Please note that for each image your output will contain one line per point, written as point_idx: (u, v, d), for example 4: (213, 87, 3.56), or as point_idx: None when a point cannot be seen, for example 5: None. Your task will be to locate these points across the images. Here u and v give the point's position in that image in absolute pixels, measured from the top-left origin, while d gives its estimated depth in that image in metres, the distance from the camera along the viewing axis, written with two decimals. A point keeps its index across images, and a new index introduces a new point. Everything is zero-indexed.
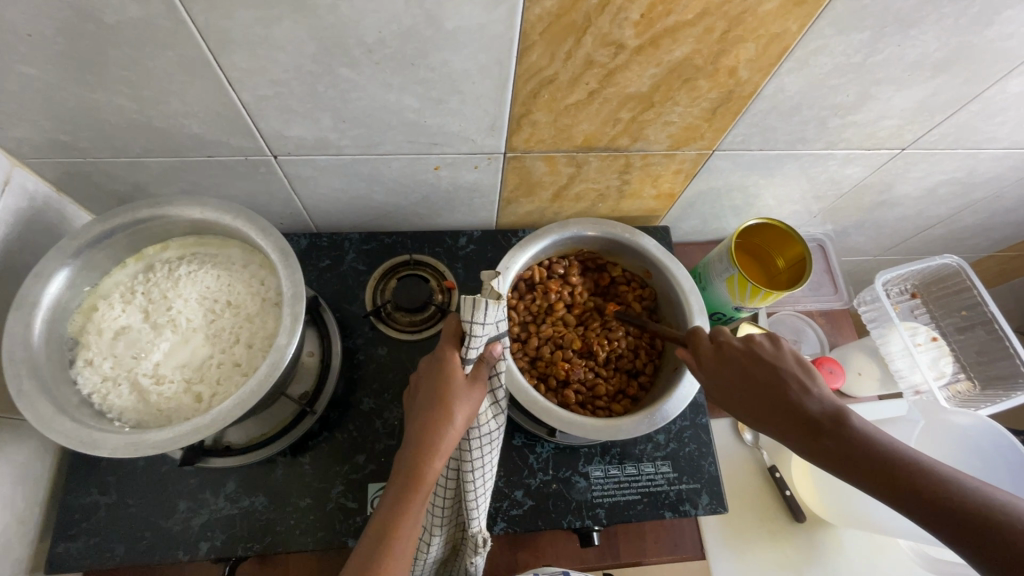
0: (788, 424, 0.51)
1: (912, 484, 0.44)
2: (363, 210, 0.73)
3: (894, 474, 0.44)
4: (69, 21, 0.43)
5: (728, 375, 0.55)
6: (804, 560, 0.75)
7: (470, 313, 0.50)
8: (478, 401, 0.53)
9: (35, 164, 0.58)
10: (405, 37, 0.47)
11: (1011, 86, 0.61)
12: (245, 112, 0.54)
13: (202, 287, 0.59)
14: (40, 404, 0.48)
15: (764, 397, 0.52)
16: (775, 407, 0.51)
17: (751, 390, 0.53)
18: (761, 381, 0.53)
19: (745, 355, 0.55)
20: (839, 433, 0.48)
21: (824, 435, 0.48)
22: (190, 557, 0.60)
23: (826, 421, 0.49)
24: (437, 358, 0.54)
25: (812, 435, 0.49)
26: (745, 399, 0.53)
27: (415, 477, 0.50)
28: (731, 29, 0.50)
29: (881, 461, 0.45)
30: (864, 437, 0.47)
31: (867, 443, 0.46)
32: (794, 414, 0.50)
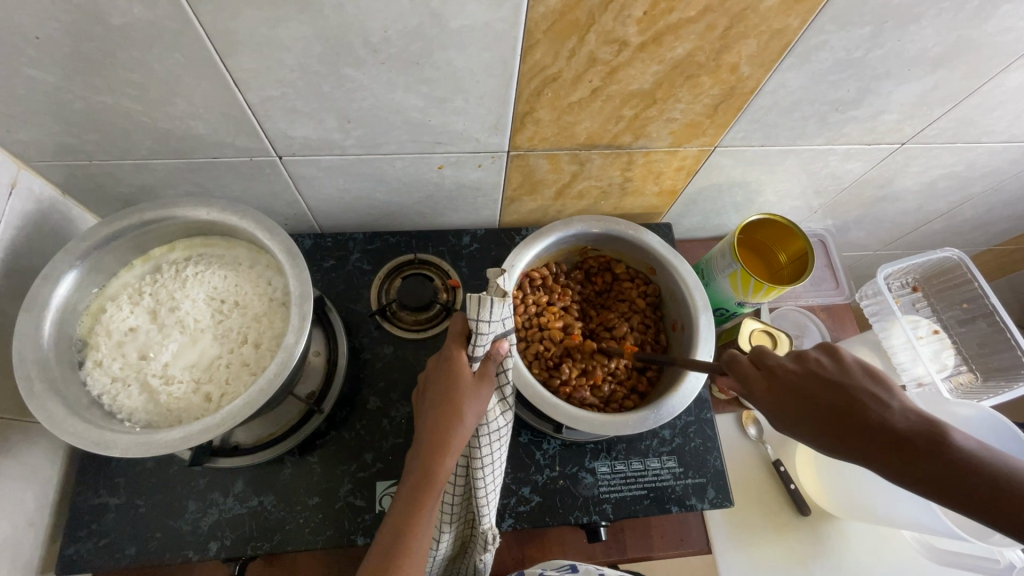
0: (874, 448, 0.43)
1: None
2: (367, 210, 0.74)
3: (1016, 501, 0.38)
4: (77, 24, 0.43)
5: (792, 400, 0.48)
6: (809, 553, 0.76)
7: (476, 312, 0.51)
8: (487, 398, 0.54)
9: (41, 167, 0.58)
10: (411, 36, 0.47)
11: (1009, 80, 0.61)
12: (251, 113, 0.54)
13: (209, 288, 0.60)
14: (51, 405, 0.48)
15: (838, 420, 0.45)
16: (856, 430, 0.44)
17: (822, 414, 0.46)
18: (834, 404, 0.46)
19: (806, 376, 0.48)
20: (938, 455, 0.41)
21: (920, 459, 0.41)
22: (200, 557, 0.60)
23: (921, 442, 0.42)
24: (446, 356, 0.55)
25: (907, 462, 0.42)
26: (817, 425, 0.46)
27: (427, 474, 0.50)
28: (733, 26, 0.50)
29: (995, 486, 0.39)
30: (967, 457, 0.40)
31: (974, 462, 0.40)
32: (878, 437, 0.43)
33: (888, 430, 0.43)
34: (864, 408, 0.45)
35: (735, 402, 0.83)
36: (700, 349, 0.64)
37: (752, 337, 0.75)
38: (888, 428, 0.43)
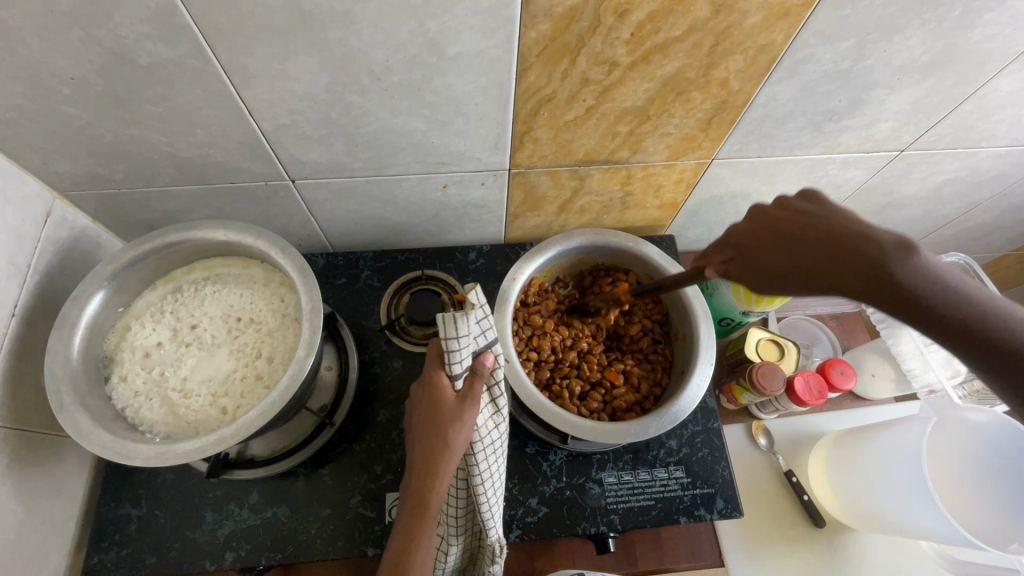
0: (833, 274, 0.45)
1: (879, 271, 0.43)
2: (377, 229, 0.77)
3: (874, 268, 0.43)
4: (108, 64, 0.47)
5: (785, 248, 0.48)
6: (826, 566, 0.74)
7: (450, 329, 0.50)
8: (474, 417, 0.53)
9: (74, 196, 0.62)
10: (411, 65, 0.50)
11: (1003, 85, 0.62)
12: (266, 140, 0.57)
13: (226, 305, 0.63)
14: (79, 418, 0.51)
15: (819, 258, 0.46)
16: (893, 279, 0.43)
17: (829, 259, 0.45)
18: (824, 237, 0.46)
19: (778, 228, 0.49)
20: (883, 258, 0.43)
21: (905, 287, 0.42)
22: (216, 567, 0.62)
23: (853, 250, 0.44)
24: (426, 379, 0.55)
25: (846, 271, 0.44)
26: (842, 279, 0.45)
27: (421, 499, 0.52)
28: (719, 43, 0.52)
29: (871, 265, 0.44)
30: (925, 276, 0.42)
31: (900, 269, 0.43)
32: (821, 254, 0.46)
33: (869, 265, 0.43)
34: (861, 248, 0.44)
35: (743, 412, 0.84)
36: (699, 357, 0.65)
37: (758, 345, 0.78)
38: (895, 278, 0.43)
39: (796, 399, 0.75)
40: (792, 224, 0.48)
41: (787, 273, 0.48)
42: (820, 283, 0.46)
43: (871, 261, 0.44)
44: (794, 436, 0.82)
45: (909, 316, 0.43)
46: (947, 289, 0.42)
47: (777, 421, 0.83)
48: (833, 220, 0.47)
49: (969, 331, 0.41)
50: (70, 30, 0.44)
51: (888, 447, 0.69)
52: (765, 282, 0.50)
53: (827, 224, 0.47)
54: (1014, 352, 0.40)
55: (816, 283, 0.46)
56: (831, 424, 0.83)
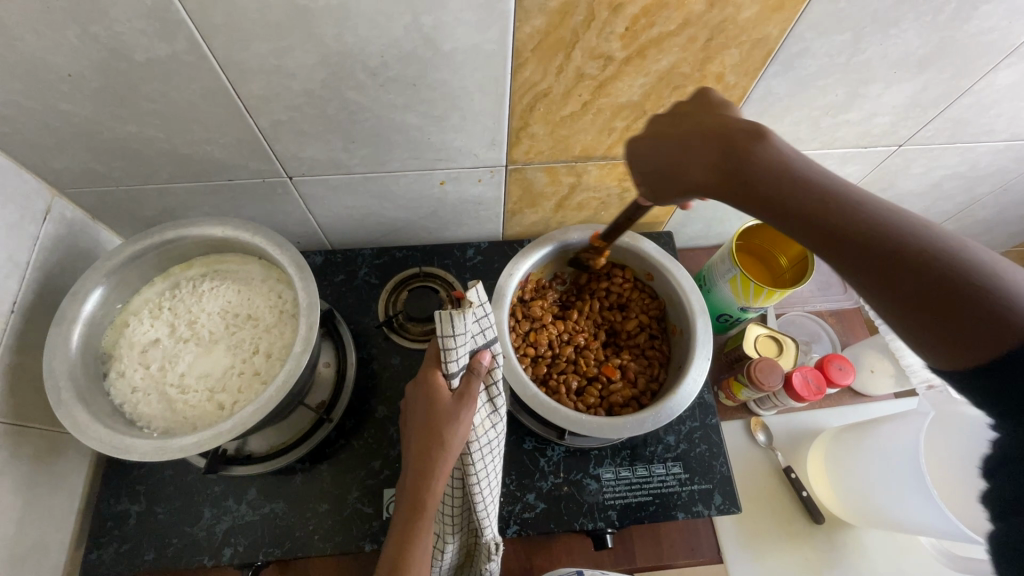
0: (699, 172, 0.43)
1: (744, 167, 0.40)
2: (375, 226, 0.77)
3: (733, 165, 0.41)
4: (105, 60, 0.47)
5: (664, 143, 0.46)
6: (825, 562, 0.74)
7: (445, 327, 0.50)
8: (470, 416, 0.53)
9: (73, 194, 0.63)
10: (406, 60, 0.50)
11: (1001, 78, 0.61)
12: (263, 136, 0.58)
13: (224, 301, 0.63)
14: (77, 412, 0.52)
15: (691, 151, 0.43)
16: (749, 171, 0.40)
17: (697, 155, 0.43)
18: (699, 133, 0.44)
19: (663, 127, 0.47)
20: (745, 150, 0.41)
21: (770, 184, 0.39)
22: (215, 563, 0.62)
23: (717, 145, 0.42)
24: (422, 378, 0.55)
25: (716, 167, 0.42)
26: (707, 178, 0.42)
27: (417, 499, 0.52)
28: (714, 37, 0.52)
29: (733, 161, 0.41)
30: (782, 164, 0.40)
31: (762, 161, 0.40)
32: (691, 151, 0.43)
33: (738, 162, 0.41)
34: (730, 141, 0.42)
35: (742, 408, 0.83)
36: (698, 352, 0.64)
37: (757, 341, 0.79)
38: (765, 179, 0.40)
39: (795, 395, 0.75)
40: (676, 123, 0.46)
41: (668, 184, 0.45)
42: (699, 189, 0.43)
43: (731, 154, 0.41)
44: (793, 432, 0.82)
45: (787, 221, 0.39)
46: (824, 188, 0.38)
47: (776, 417, 0.83)
48: (720, 119, 0.44)
49: (845, 238, 0.36)
50: (67, 26, 0.44)
51: (884, 441, 0.69)
52: (654, 193, 0.47)
53: (715, 121, 0.44)
54: (900, 260, 0.35)
55: (696, 190, 0.44)
56: (830, 421, 0.83)
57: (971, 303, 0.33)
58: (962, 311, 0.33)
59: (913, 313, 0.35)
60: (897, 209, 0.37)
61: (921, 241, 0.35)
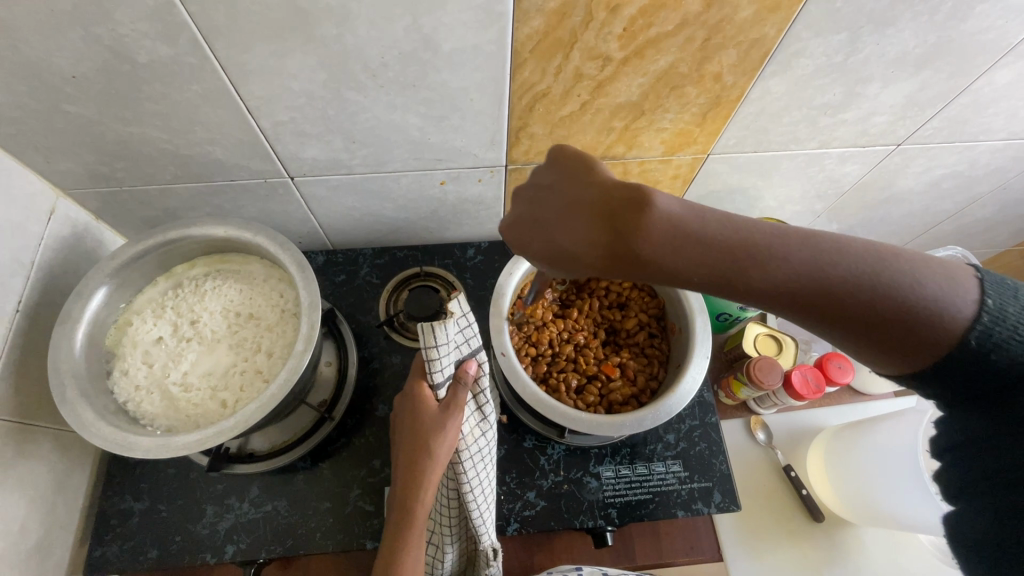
0: (623, 267, 0.38)
1: (671, 260, 0.37)
2: (376, 226, 0.78)
3: (656, 257, 0.37)
4: (108, 62, 0.48)
5: (566, 230, 0.40)
6: (825, 561, 0.74)
7: (428, 338, 0.50)
8: (456, 427, 0.53)
9: (77, 194, 0.63)
10: (406, 61, 0.51)
11: (998, 77, 0.62)
12: (264, 137, 0.58)
13: (226, 301, 0.63)
14: (81, 410, 0.52)
15: (603, 250, 0.38)
16: (673, 260, 0.37)
17: (609, 253, 0.38)
18: (598, 222, 0.39)
19: (547, 216, 0.41)
20: (655, 235, 0.37)
21: (700, 270, 0.37)
22: (217, 560, 0.63)
23: (626, 239, 0.37)
24: (409, 390, 0.55)
25: (638, 262, 0.37)
26: (633, 269, 0.38)
27: (406, 509, 0.52)
28: (711, 37, 0.52)
29: (658, 256, 0.37)
30: (699, 241, 0.37)
31: (681, 249, 0.37)
32: (601, 248, 0.38)
33: (657, 252, 0.37)
34: (636, 233, 0.37)
35: (742, 407, 0.83)
36: (697, 351, 0.65)
37: (757, 340, 0.79)
38: (675, 254, 0.37)
39: (794, 394, 0.75)
40: (559, 208, 0.41)
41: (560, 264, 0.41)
42: (588, 268, 0.40)
43: (645, 247, 0.37)
44: (793, 430, 0.82)
45: (708, 286, 0.38)
46: (732, 245, 0.37)
47: (775, 416, 0.83)
48: (594, 187, 0.40)
49: (802, 299, 0.36)
50: (72, 28, 0.44)
51: (883, 440, 0.69)
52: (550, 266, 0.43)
53: (593, 188, 0.40)
54: (850, 307, 0.36)
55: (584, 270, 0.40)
56: (830, 419, 0.83)
57: (902, 326, 0.36)
58: (896, 334, 0.36)
59: (857, 339, 0.37)
60: (806, 240, 0.37)
61: (842, 277, 0.36)
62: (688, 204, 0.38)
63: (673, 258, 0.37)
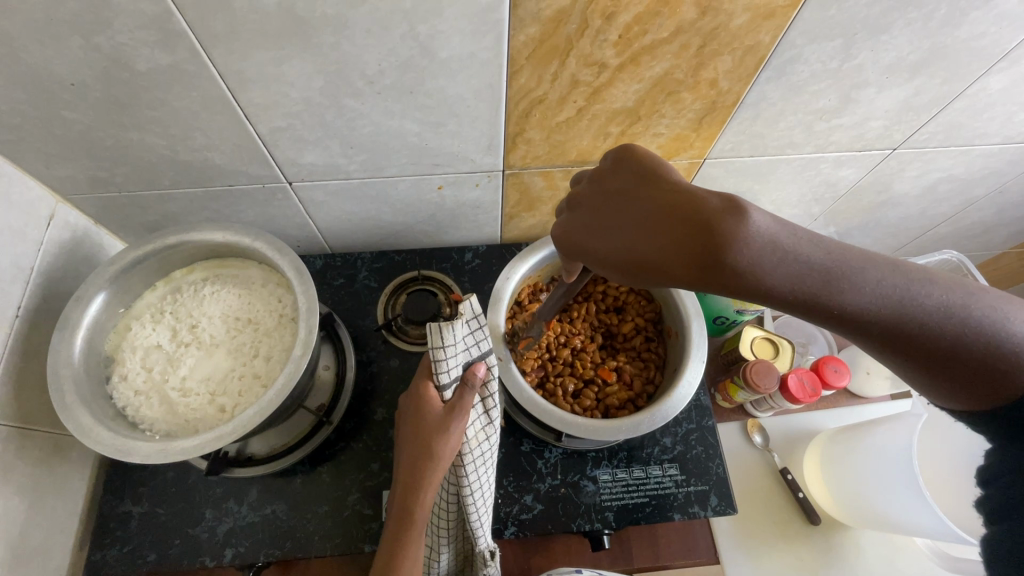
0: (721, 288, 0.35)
1: (779, 284, 0.34)
2: (374, 230, 0.78)
3: (763, 279, 0.34)
4: (107, 70, 0.48)
5: (652, 242, 0.37)
6: (821, 563, 0.74)
7: (435, 339, 0.52)
8: (460, 428, 0.53)
9: (77, 200, 0.64)
10: (403, 68, 0.51)
11: (992, 83, 0.62)
12: (262, 143, 0.58)
13: (224, 306, 0.64)
14: (80, 415, 0.53)
15: (701, 265, 0.35)
16: (778, 283, 0.34)
17: (711, 270, 0.34)
18: (698, 234, 0.35)
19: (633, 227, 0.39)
20: (762, 251, 0.34)
21: (803, 294, 0.34)
22: (216, 563, 0.63)
23: (732, 258, 0.34)
24: (416, 389, 0.56)
25: (742, 281, 0.34)
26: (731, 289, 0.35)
27: (406, 508, 0.53)
28: (706, 44, 0.53)
29: (766, 277, 0.34)
30: (801, 264, 0.34)
31: (788, 270, 0.34)
32: (704, 261, 0.35)
33: (763, 275, 0.34)
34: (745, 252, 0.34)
35: (739, 410, 0.84)
36: (692, 354, 0.65)
37: (753, 344, 0.79)
38: (782, 274, 0.34)
39: (791, 397, 0.75)
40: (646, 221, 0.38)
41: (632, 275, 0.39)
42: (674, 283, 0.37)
43: (752, 268, 0.34)
44: (790, 433, 0.83)
45: (801, 309, 0.35)
46: (837, 270, 0.34)
47: (772, 419, 0.84)
48: (684, 200, 0.37)
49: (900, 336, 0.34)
50: (70, 37, 0.45)
51: (879, 443, 0.69)
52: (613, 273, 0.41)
53: (669, 192, 0.39)
54: (942, 344, 0.35)
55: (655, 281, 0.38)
56: (827, 422, 0.83)
57: (977, 362, 0.35)
58: (972, 371, 0.35)
59: (928, 373, 0.36)
60: (904, 270, 0.35)
61: (937, 313, 0.34)
62: (789, 226, 0.35)
63: (781, 282, 0.34)
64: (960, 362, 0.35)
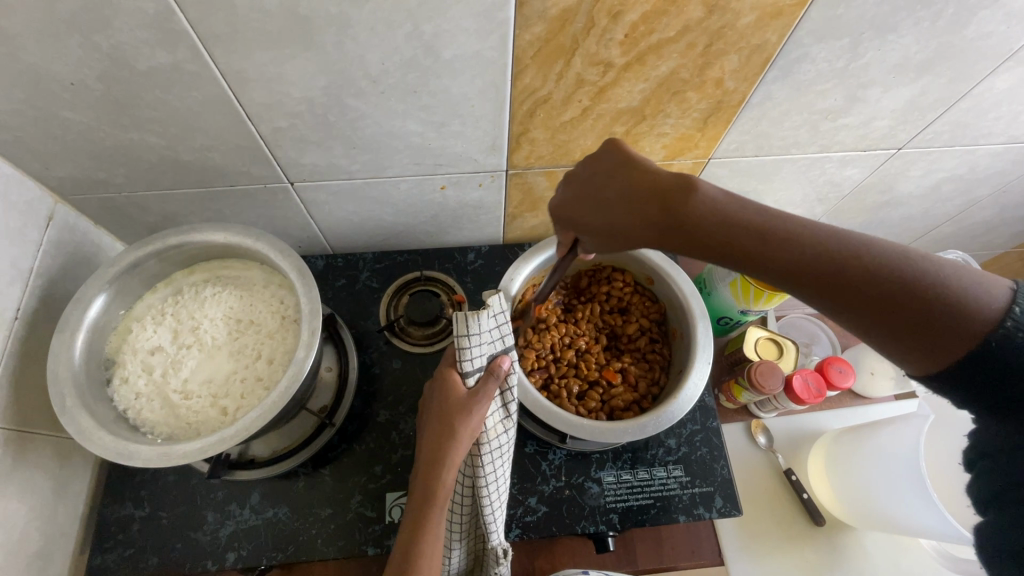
0: (669, 243, 0.43)
1: (714, 237, 0.41)
2: (376, 231, 0.77)
3: (702, 233, 0.41)
4: (108, 69, 0.47)
5: (618, 208, 0.45)
6: (826, 565, 0.74)
7: (461, 326, 0.52)
8: (483, 413, 0.52)
9: (76, 201, 0.63)
10: (407, 67, 0.51)
11: (999, 82, 0.62)
12: (264, 143, 0.58)
13: (226, 307, 0.63)
14: (81, 419, 0.52)
15: (651, 223, 0.43)
16: (713, 236, 0.41)
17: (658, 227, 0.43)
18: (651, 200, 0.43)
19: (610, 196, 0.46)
20: (698, 211, 0.41)
21: (739, 246, 0.40)
22: (218, 567, 0.62)
23: (674, 217, 0.42)
24: (439, 375, 0.55)
25: (684, 235, 0.42)
26: (679, 245, 0.43)
27: (428, 492, 0.51)
28: (713, 43, 0.52)
29: (703, 231, 0.41)
30: (735, 221, 0.41)
31: (722, 225, 0.41)
32: (652, 223, 0.43)
33: (702, 230, 0.41)
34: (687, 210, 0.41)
35: (743, 411, 0.84)
36: (698, 356, 0.65)
37: (758, 344, 0.78)
38: (720, 229, 0.41)
39: (796, 398, 0.74)
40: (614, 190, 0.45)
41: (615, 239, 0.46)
42: (636, 241, 0.45)
43: (690, 223, 0.41)
44: (794, 434, 0.83)
45: (743, 263, 0.41)
46: (772, 231, 0.40)
47: (776, 420, 0.83)
48: (646, 174, 0.45)
49: (832, 286, 0.38)
50: (70, 36, 0.44)
51: (884, 444, 0.69)
52: (594, 239, 0.48)
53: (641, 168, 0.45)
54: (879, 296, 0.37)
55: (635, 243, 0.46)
56: (831, 423, 0.83)
57: (924, 320, 0.36)
58: (917, 328, 0.36)
59: (875, 331, 0.38)
60: (838, 235, 0.39)
61: (868, 268, 0.37)
62: (734, 197, 0.42)
63: (716, 236, 0.41)
64: (897, 315, 0.37)
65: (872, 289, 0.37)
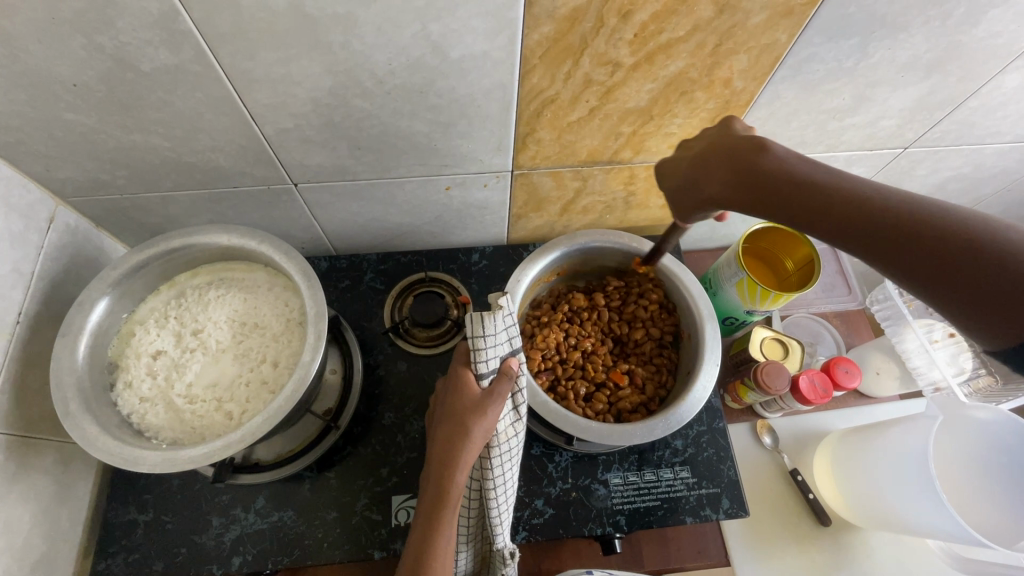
0: (732, 195, 0.44)
1: (776, 188, 0.40)
2: (380, 231, 0.77)
3: (765, 183, 0.41)
4: (111, 70, 0.47)
5: (695, 169, 0.48)
6: (832, 565, 0.74)
7: (476, 328, 0.51)
8: (496, 416, 0.52)
9: (77, 203, 0.62)
10: (414, 68, 0.50)
11: (1007, 81, 0.61)
12: (268, 144, 0.57)
13: (230, 310, 0.63)
14: (86, 424, 0.51)
15: (720, 176, 0.45)
16: (778, 186, 0.40)
17: (724, 179, 0.44)
18: (722, 155, 0.45)
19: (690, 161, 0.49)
20: (763, 164, 0.42)
21: (799, 198, 0.39)
22: (223, 572, 0.62)
23: (738, 168, 0.43)
24: (452, 375, 0.54)
25: (747, 188, 0.42)
26: (743, 201, 0.43)
27: (440, 490, 0.50)
28: (723, 43, 0.52)
29: (767, 179, 0.41)
30: (804, 174, 0.40)
31: (787, 176, 0.40)
32: (719, 175, 0.45)
33: (765, 182, 0.41)
34: (754, 162, 0.42)
35: (748, 411, 0.84)
36: (707, 358, 0.64)
37: (763, 344, 0.79)
38: (784, 178, 0.40)
39: (802, 399, 0.74)
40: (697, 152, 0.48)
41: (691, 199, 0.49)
42: (708, 198, 0.46)
43: (754, 173, 0.42)
44: (799, 434, 0.83)
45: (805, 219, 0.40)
46: (840, 187, 0.38)
47: (781, 420, 0.83)
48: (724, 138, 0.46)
49: (897, 238, 0.35)
50: (72, 37, 0.43)
51: (891, 445, 0.69)
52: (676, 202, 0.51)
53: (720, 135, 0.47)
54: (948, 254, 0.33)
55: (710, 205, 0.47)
56: (837, 423, 0.83)
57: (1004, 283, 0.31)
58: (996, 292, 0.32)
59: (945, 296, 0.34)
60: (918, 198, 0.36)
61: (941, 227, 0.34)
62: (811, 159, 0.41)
63: (778, 186, 0.40)
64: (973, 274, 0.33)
65: (948, 246, 0.33)
